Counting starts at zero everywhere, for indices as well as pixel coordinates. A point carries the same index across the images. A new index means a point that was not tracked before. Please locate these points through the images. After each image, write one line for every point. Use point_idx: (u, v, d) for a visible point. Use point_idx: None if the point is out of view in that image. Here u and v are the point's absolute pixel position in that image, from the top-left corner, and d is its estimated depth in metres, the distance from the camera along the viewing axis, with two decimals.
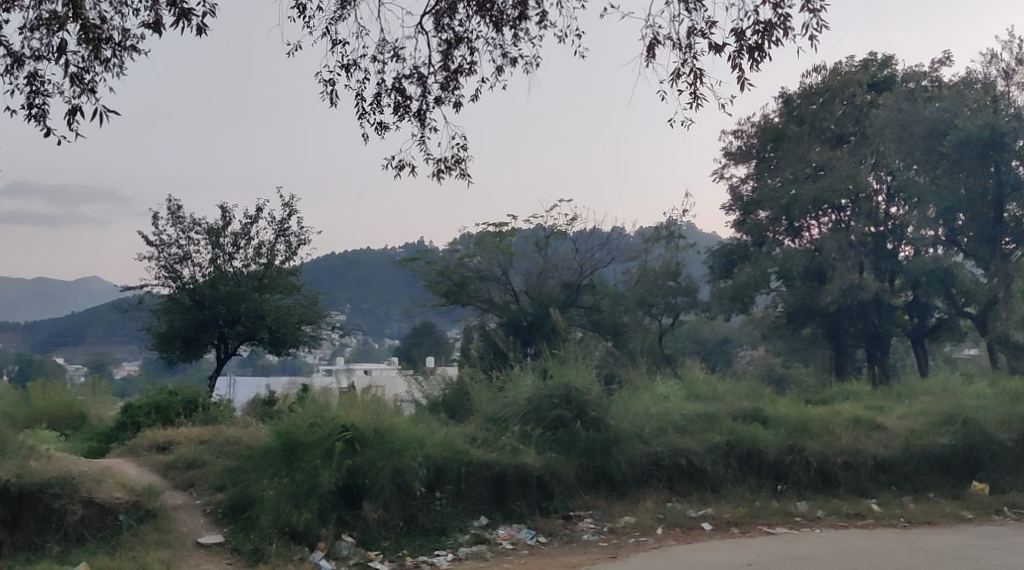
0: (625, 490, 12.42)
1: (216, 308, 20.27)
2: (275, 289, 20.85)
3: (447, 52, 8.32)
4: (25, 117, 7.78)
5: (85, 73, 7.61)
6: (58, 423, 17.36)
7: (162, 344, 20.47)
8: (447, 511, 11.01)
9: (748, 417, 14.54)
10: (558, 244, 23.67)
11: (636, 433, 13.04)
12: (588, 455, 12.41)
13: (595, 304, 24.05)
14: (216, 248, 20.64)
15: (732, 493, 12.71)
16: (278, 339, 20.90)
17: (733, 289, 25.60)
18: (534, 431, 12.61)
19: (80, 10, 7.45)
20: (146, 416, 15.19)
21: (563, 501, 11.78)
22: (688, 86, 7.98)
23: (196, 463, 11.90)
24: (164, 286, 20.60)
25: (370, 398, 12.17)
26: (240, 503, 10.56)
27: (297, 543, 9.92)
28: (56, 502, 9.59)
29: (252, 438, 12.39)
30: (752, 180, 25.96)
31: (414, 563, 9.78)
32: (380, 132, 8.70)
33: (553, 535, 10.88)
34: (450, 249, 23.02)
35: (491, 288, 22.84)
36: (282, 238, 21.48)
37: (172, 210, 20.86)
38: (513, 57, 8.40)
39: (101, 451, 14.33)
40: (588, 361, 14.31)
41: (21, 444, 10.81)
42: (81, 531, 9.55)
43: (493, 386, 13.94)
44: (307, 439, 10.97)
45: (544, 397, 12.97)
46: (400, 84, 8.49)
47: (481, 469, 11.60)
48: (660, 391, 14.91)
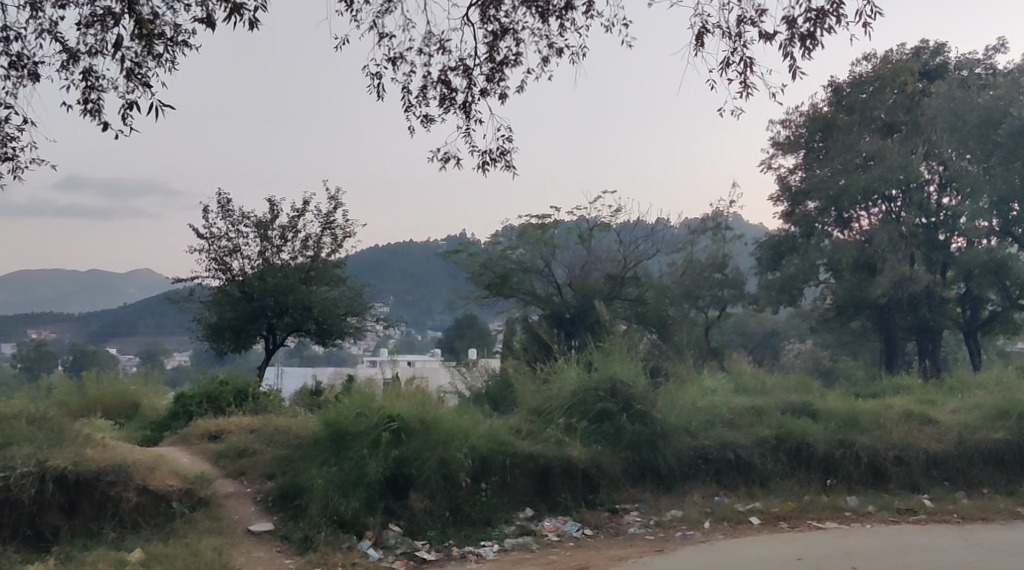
0: (672, 483, 12.34)
1: (264, 300, 20.50)
2: (322, 282, 21.12)
3: (492, 44, 8.31)
4: (80, 112, 7.95)
5: (140, 68, 7.74)
6: (111, 413, 17.76)
7: (213, 335, 20.90)
8: (492, 503, 11.03)
9: (797, 411, 14.48)
10: (602, 237, 23.50)
11: (682, 426, 12.94)
12: (633, 448, 12.41)
13: (640, 296, 23.45)
14: (264, 241, 20.85)
15: (781, 487, 12.60)
16: (324, 331, 21.22)
17: (780, 281, 25.27)
18: (579, 423, 12.63)
19: (134, 6, 7.58)
20: (198, 406, 15.46)
21: (608, 494, 11.78)
22: (738, 74, 7.90)
23: (246, 451, 12.10)
24: (214, 278, 20.88)
25: (415, 389, 12.26)
26: (290, 492, 10.68)
27: (345, 531, 10.03)
28: (111, 488, 9.80)
29: (300, 428, 12.57)
30: (801, 170, 25.57)
31: (460, 553, 9.81)
32: (426, 124, 8.71)
33: (599, 527, 10.85)
34: (493, 242, 23.02)
35: (534, 281, 22.76)
36: (328, 231, 21.67)
37: (222, 204, 21.18)
38: (560, 48, 8.35)
39: (155, 439, 14.62)
40: (634, 354, 14.29)
41: (77, 433, 11.07)
42: (136, 518, 9.75)
43: (538, 377, 13.97)
44: (353, 429, 11.11)
45: (589, 390, 12.98)
46: (445, 77, 8.49)
47: (526, 461, 11.61)
48: (708, 385, 14.89)
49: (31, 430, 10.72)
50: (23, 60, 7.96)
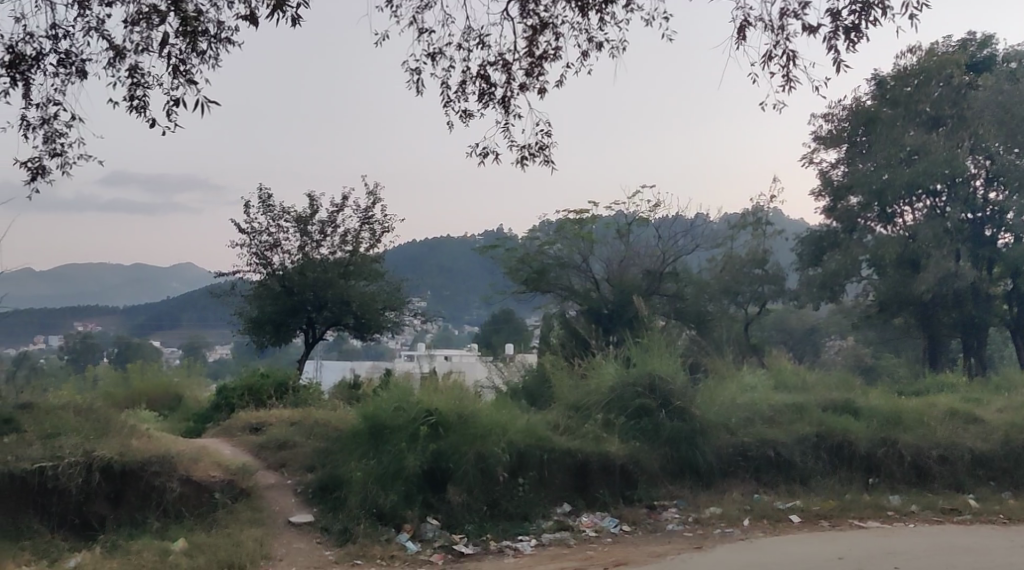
0: (711, 481, 12.26)
1: (304, 294, 20.76)
2: (360, 276, 21.26)
3: (532, 38, 8.29)
4: (127, 108, 8.08)
5: (184, 64, 7.84)
6: (156, 404, 18.08)
7: (254, 328, 21.20)
8: (530, 497, 11.02)
9: (838, 409, 14.30)
10: (640, 231, 23.30)
11: (722, 423, 12.88)
12: (671, 444, 12.33)
13: (678, 292, 23.27)
14: (304, 235, 21.05)
15: (822, 485, 12.46)
16: (363, 324, 21.39)
17: (822, 277, 24.96)
18: (617, 419, 12.60)
19: (180, 4, 7.68)
20: (239, 398, 15.68)
21: (647, 490, 11.74)
22: (780, 68, 7.81)
23: (287, 443, 12.24)
24: (255, 272, 21.12)
25: (452, 383, 12.32)
26: (329, 485, 10.81)
27: (384, 524, 10.12)
28: (156, 479, 9.98)
29: (339, 421, 12.71)
30: (843, 165, 24.90)
31: (498, 547, 9.84)
32: (465, 119, 8.72)
33: (637, 524, 10.82)
34: (530, 237, 23.09)
35: (572, 276, 22.67)
36: (367, 225, 21.82)
37: (263, 199, 21.42)
38: (600, 41, 8.30)
39: (198, 431, 14.86)
40: (673, 350, 14.23)
41: (123, 424, 11.30)
42: (180, 508, 9.92)
43: (575, 373, 14.00)
44: (392, 422, 11.20)
45: (628, 385, 12.93)
46: (484, 72, 8.50)
47: (564, 456, 11.60)
48: (747, 382, 14.84)
49: (79, 421, 10.96)
50: (71, 58, 8.10)
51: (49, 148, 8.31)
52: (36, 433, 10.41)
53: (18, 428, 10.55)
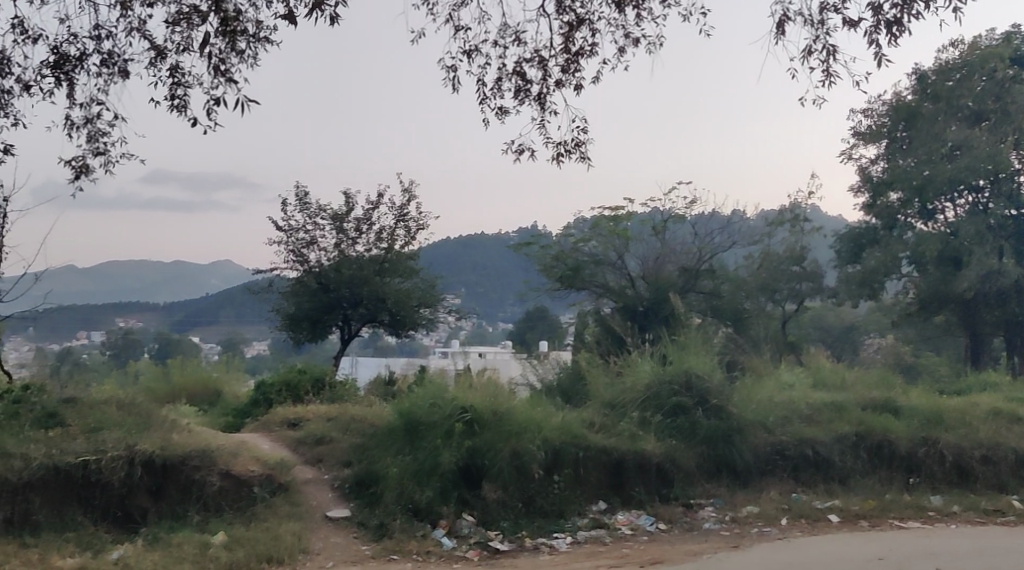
0: (748, 479, 12.16)
1: (340, 291, 20.91)
2: (395, 273, 21.36)
3: (569, 35, 8.28)
4: (168, 107, 8.19)
5: (224, 64, 7.93)
6: (195, 399, 18.34)
7: (291, 324, 21.45)
8: (565, 495, 11.01)
9: (878, 408, 14.12)
10: (676, 229, 23.17)
11: (759, 422, 12.79)
12: (708, 443, 12.24)
13: (715, 289, 23.10)
14: (340, 233, 21.20)
15: (861, 485, 12.30)
16: (398, 321, 21.51)
17: (861, 274, 24.64)
18: (653, 417, 12.54)
19: (221, 4, 7.77)
20: (277, 393, 15.85)
21: (683, 489, 11.67)
22: (820, 62, 7.73)
23: (324, 439, 12.37)
24: (292, 269, 21.32)
25: (486, 380, 12.36)
26: (366, 480, 10.89)
27: (420, 519, 10.16)
28: (196, 473, 10.12)
29: (376, 417, 12.82)
30: (883, 161, 24.49)
31: (533, 544, 9.84)
32: (501, 116, 8.73)
33: (673, 522, 10.76)
34: (565, 233, 23.03)
35: (607, 273, 22.58)
36: (402, 223, 21.93)
37: (300, 197, 21.62)
38: (636, 37, 8.26)
39: (237, 425, 15.06)
40: (709, 348, 14.17)
41: (164, 419, 11.48)
42: (219, 502, 10.05)
43: (611, 370, 13.98)
44: (427, 419, 11.27)
45: (664, 383, 12.89)
46: (520, 69, 8.50)
47: (599, 454, 11.58)
48: (785, 380, 14.76)
49: (122, 415, 11.14)
50: (114, 58, 8.23)
51: (93, 147, 8.44)
52: (80, 427, 10.61)
53: (63, 422, 10.75)
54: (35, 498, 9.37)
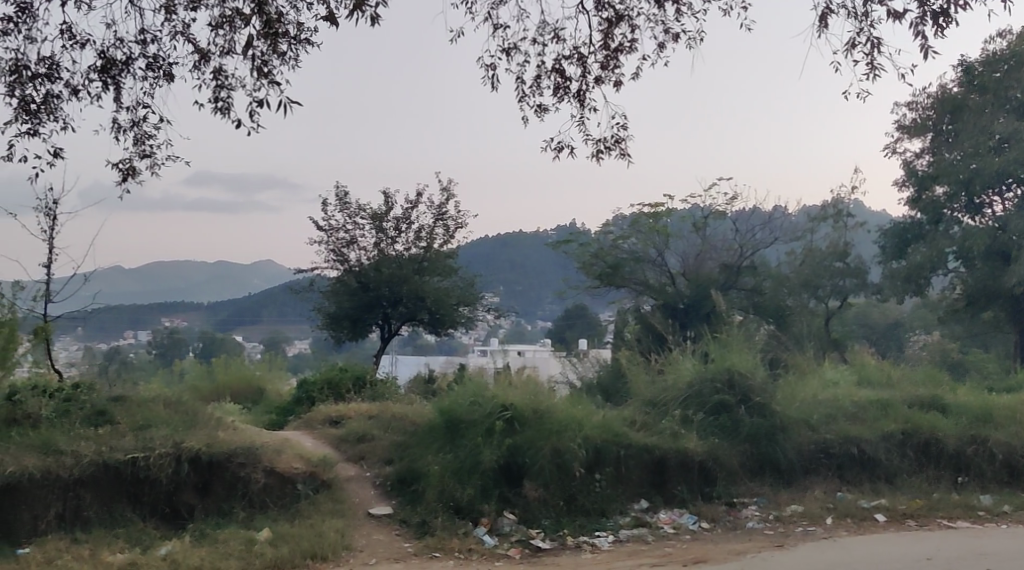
0: (792, 478, 12.02)
1: (380, 290, 21.04)
2: (434, 272, 21.46)
3: (608, 31, 8.24)
4: (212, 110, 8.30)
5: (266, 66, 8.01)
6: (239, 397, 18.59)
7: (332, 323, 21.66)
8: (606, 493, 10.96)
9: (925, 405, 13.89)
10: (716, 225, 22.93)
11: (802, 420, 12.67)
12: (751, 441, 12.12)
13: (756, 287, 22.85)
14: (380, 232, 21.34)
15: (908, 484, 12.10)
16: (437, 320, 21.58)
17: (906, 270, 24.25)
18: (695, 415, 12.44)
19: (263, 7, 7.85)
20: (320, 392, 16.00)
21: (726, 487, 11.58)
22: (865, 55, 7.61)
23: (366, 437, 12.47)
24: (332, 269, 21.52)
25: (527, 378, 12.36)
26: (407, 478, 10.96)
27: (461, 517, 10.18)
28: (241, 470, 10.25)
29: (416, 415, 12.90)
30: (928, 155, 24.25)
31: (575, 543, 9.82)
32: (540, 114, 8.71)
33: (716, 521, 10.69)
34: (604, 231, 22.94)
35: (647, 271, 22.50)
36: (441, 221, 22.01)
37: (340, 197, 21.81)
38: (676, 33, 8.20)
39: (281, 424, 15.24)
40: (751, 345, 14.05)
41: (210, 417, 11.64)
42: (264, 499, 10.18)
43: (652, 368, 13.92)
44: (468, 417, 11.30)
45: (706, 381, 12.79)
46: (559, 66, 8.47)
47: (641, 453, 11.51)
48: (830, 377, 14.62)
49: (168, 413, 11.32)
50: (159, 62, 8.35)
51: (140, 150, 8.58)
52: (128, 425, 10.79)
53: (112, 420, 10.94)
54: (85, 495, 9.55)
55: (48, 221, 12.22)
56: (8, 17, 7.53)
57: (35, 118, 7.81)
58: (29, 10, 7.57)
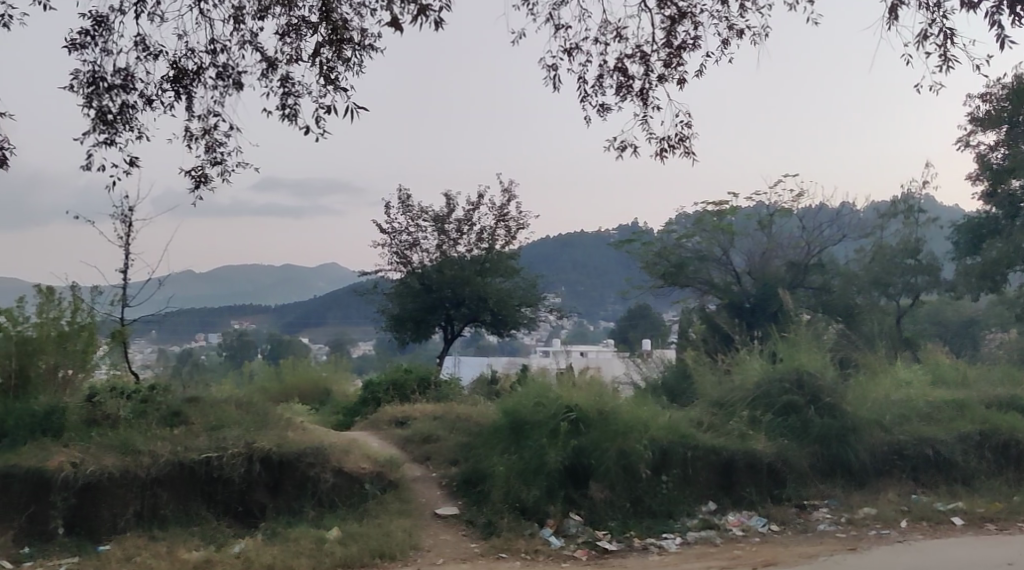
0: (864, 480, 11.78)
1: (442, 291, 21.18)
2: (497, 273, 21.51)
3: (671, 29, 8.17)
4: (280, 117, 8.45)
5: (332, 73, 8.13)
6: (307, 398, 18.92)
7: (396, 325, 21.90)
8: (673, 495, 10.88)
9: (1004, 406, 13.50)
10: (783, 222, 22.44)
11: (875, 420, 12.40)
12: (822, 442, 11.89)
13: (825, 285, 22.47)
14: (442, 234, 21.51)
15: (986, 486, 11.78)
16: (499, 320, 21.62)
17: (981, 267, 23.51)
18: (764, 416, 12.26)
19: (329, 14, 7.98)
20: (385, 393, 16.20)
21: (796, 489, 11.39)
22: (937, 48, 7.42)
23: (431, 437, 12.59)
24: (396, 271, 21.76)
25: (590, 379, 12.31)
26: (473, 478, 11.04)
27: (528, 518, 10.19)
28: (311, 469, 10.42)
29: (481, 415, 12.98)
30: (1003, 147, 23.00)
31: (642, 544, 9.76)
32: (602, 113, 8.67)
33: (787, 524, 10.52)
34: (667, 230, 22.73)
35: (712, 269, 22.27)
36: (503, 222, 22.09)
37: (402, 200, 22.04)
38: (739, 29, 8.10)
39: (347, 424, 15.46)
40: (820, 344, 13.79)
41: (279, 418, 11.87)
42: (333, 498, 10.35)
43: (718, 368, 13.77)
44: (533, 417, 11.29)
45: (774, 381, 12.58)
46: (622, 65, 8.43)
47: (708, 454, 11.38)
48: (903, 377, 14.29)
49: (240, 414, 11.57)
50: (228, 71, 8.52)
51: (211, 157, 8.77)
52: (202, 425, 11.07)
53: (186, 420, 11.22)
54: (162, 493, 9.80)
55: (124, 228, 12.63)
56: (85, 30, 7.78)
57: (112, 128, 8.05)
58: (105, 23, 7.81)
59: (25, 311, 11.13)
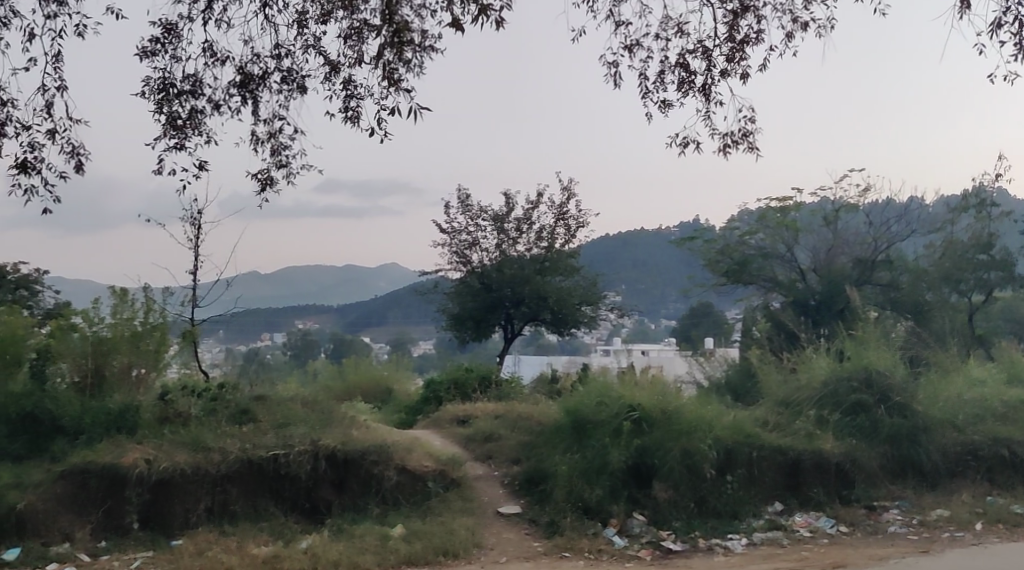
0: (936, 481, 11.51)
1: (502, 290, 21.21)
2: (556, 272, 21.50)
3: (734, 23, 8.06)
4: (342, 119, 8.55)
5: (393, 75, 8.21)
6: (369, 396, 19.13)
7: (456, 324, 22.02)
8: (739, 495, 10.75)
9: None
10: (849, 218, 22.01)
11: (947, 421, 12.11)
12: (891, 443, 11.64)
13: (893, 281, 21.98)
14: (501, 233, 21.57)
15: None
16: (560, 319, 21.61)
17: None
18: (831, 416, 12.02)
19: (390, 16, 8.05)
20: (446, 391, 16.31)
21: (865, 490, 11.17)
22: (1013, 35, 7.18)
23: (492, 436, 12.64)
24: (456, 270, 21.88)
25: (653, 378, 12.22)
26: (535, 478, 11.04)
27: (591, 517, 10.15)
28: (375, 467, 10.55)
29: (542, 415, 12.96)
30: None
31: (708, 545, 9.67)
32: (664, 110, 8.57)
33: (856, 525, 10.30)
34: (730, 227, 22.42)
35: (776, 267, 21.94)
36: (562, 221, 22.06)
37: (462, 199, 22.16)
38: (804, 22, 7.95)
39: (410, 423, 15.60)
40: (889, 342, 13.48)
41: (344, 416, 12.03)
42: (397, 496, 10.47)
43: (784, 367, 13.52)
44: (595, 417, 11.23)
45: (842, 380, 12.33)
46: (684, 61, 8.33)
47: (774, 453, 11.22)
48: (976, 375, 13.92)
49: (306, 412, 11.76)
50: (293, 75, 8.64)
51: (277, 160, 8.91)
52: (269, 423, 11.28)
53: (254, 418, 11.46)
54: (232, 489, 10.03)
55: (193, 231, 12.94)
56: (156, 37, 7.98)
57: (181, 133, 8.25)
58: (174, 30, 8.00)
59: (101, 312, 11.39)
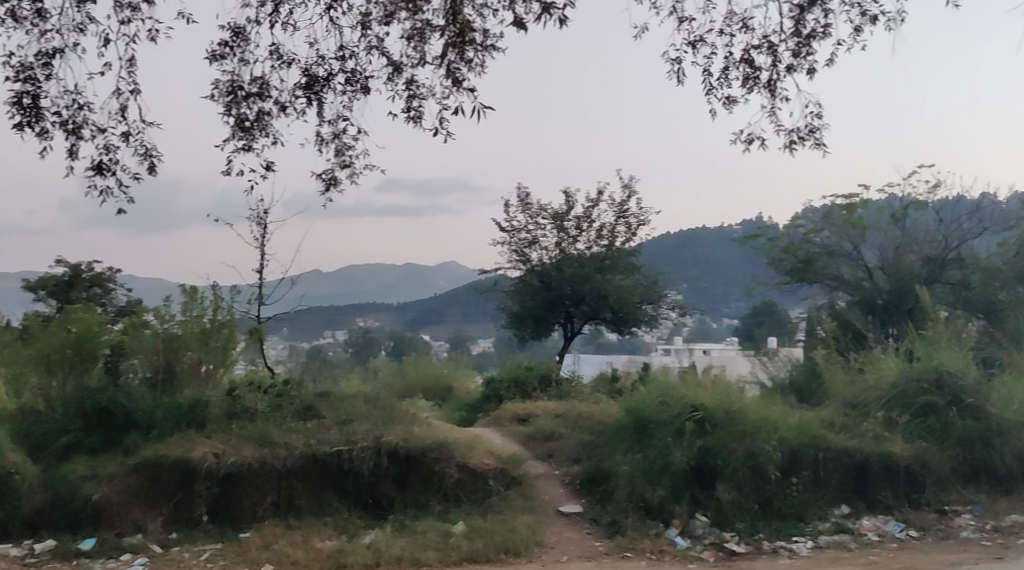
0: (1011, 485, 11.20)
1: (562, 289, 21.18)
2: (616, 270, 21.40)
3: (800, 17, 7.91)
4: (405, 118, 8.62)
5: (455, 75, 8.26)
6: (429, 394, 19.29)
7: (515, 322, 22.08)
8: (804, 498, 10.59)
9: None
10: (918, 215, 21.52)
11: None
12: (964, 446, 11.33)
13: (964, 280, 20.80)
14: (561, 231, 21.55)
15: None
16: (619, 318, 21.52)
17: None
18: (899, 418, 11.75)
19: (453, 15, 8.08)
20: (506, 390, 16.34)
21: (936, 494, 10.89)
22: None
23: (553, 435, 12.65)
24: (515, 269, 21.92)
25: (715, 378, 12.08)
26: (596, 477, 11.01)
27: (652, 518, 10.10)
28: (436, 464, 10.63)
29: (603, 415, 12.90)
30: None
31: (772, 547, 9.54)
32: (727, 106, 8.45)
33: (926, 530, 10.05)
34: (794, 225, 22.15)
35: (841, 265, 21.59)
36: (622, 219, 21.94)
37: (522, 198, 22.19)
38: (874, 14, 7.75)
39: (470, 421, 15.68)
40: (961, 342, 13.13)
41: (406, 412, 12.16)
42: (458, 493, 10.54)
43: (851, 367, 13.24)
44: (656, 417, 10.98)
45: (912, 381, 12.05)
46: (748, 57, 8.21)
47: (841, 456, 10.99)
48: None
49: (369, 409, 11.91)
50: (356, 75, 8.73)
51: (340, 160, 9.03)
52: (333, 419, 11.45)
53: (319, 414, 11.64)
54: (297, 484, 10.20)
55: (260, 230, 13.18)
56: (225, 41, 8.15)
57: (249, 134, 8.42)
58: (242, 34, 8.16)
59: (171, 310, 11.60)
